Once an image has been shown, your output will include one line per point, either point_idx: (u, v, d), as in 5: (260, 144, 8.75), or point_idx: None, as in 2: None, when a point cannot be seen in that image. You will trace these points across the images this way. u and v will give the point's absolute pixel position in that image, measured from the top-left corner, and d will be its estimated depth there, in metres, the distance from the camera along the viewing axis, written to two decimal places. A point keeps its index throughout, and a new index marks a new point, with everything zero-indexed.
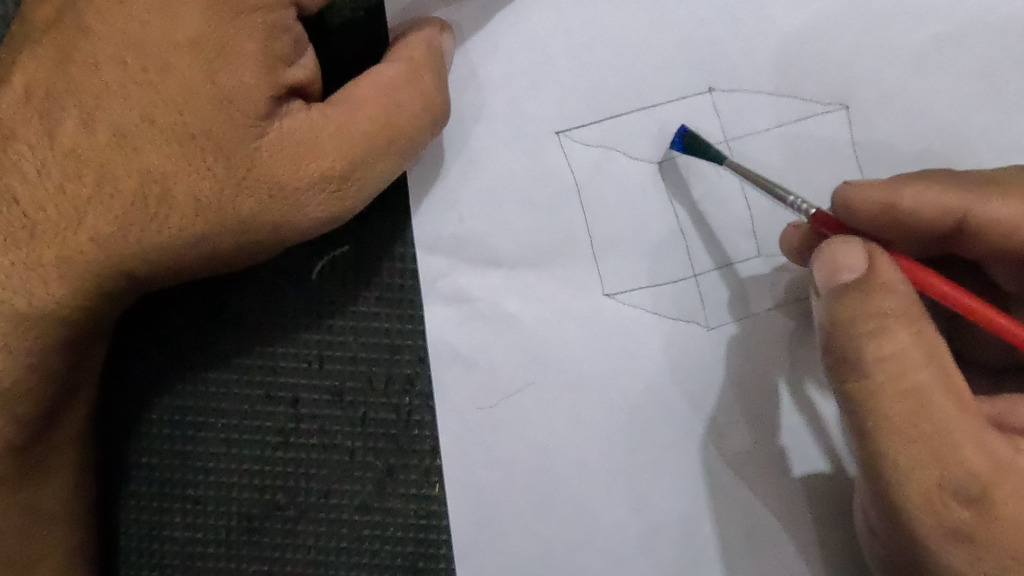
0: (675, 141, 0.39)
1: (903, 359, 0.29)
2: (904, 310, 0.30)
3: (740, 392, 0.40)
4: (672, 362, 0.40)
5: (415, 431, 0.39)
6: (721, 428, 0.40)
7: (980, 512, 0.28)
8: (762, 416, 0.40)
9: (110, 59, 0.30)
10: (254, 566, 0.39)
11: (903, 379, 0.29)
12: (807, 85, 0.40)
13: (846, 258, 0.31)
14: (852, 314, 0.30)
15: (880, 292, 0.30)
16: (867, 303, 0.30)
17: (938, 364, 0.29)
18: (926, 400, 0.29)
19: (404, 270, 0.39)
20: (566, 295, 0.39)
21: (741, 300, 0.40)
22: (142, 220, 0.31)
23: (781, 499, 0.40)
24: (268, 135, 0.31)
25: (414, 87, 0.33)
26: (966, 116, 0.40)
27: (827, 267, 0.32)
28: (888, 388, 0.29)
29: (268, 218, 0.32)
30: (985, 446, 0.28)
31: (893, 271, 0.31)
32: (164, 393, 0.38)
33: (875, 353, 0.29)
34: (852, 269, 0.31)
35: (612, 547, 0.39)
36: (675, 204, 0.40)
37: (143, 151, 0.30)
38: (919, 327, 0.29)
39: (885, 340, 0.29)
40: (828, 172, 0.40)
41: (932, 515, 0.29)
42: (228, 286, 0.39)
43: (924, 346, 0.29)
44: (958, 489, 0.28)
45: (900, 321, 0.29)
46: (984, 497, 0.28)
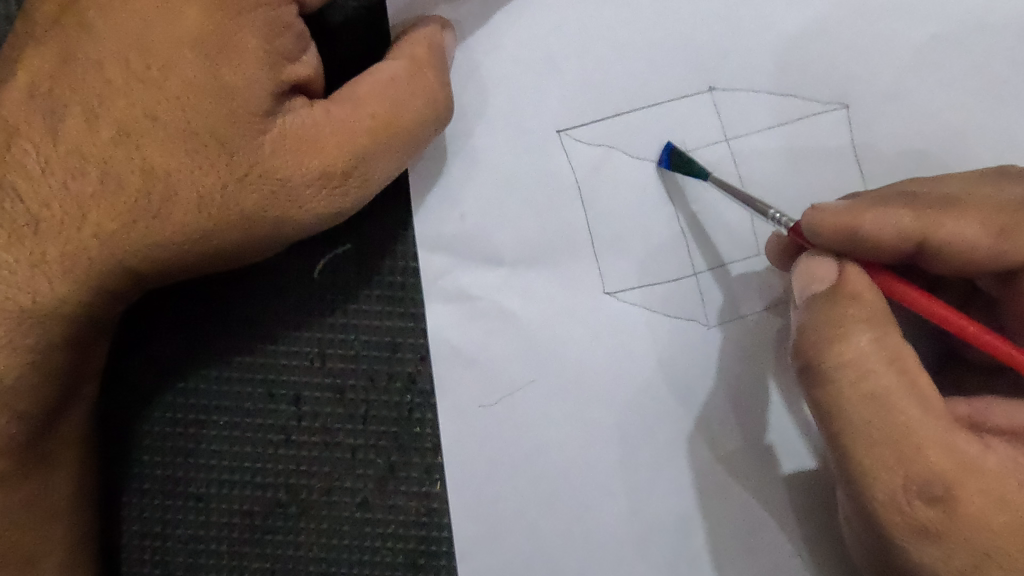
0: (663, 159, 0.39)
1: (862, 364, 0.30)
2: (866, 318, 0.31)
3: (730, 390, 0.40)
4: (671, 360, 0.40)
5: (416, 429, 0.39)
6: (715, 428, 0.40)
7: (945, 510, 0.29)
8: (752, 415, 0.40)
9: (114, 56, 0.30)
10: (256, 563, 0.39)
11: (866, 384, 0.30)
12: (805, 84, 0.40)
13: (818, 271, 0.33)
14: (819, 320, 0.31)
15: (847, 299, 0.31)
16: (833, 310, 0.31)
17: (899, 368, 0.30)
18: (890, 405, 0.29)
19: (405, 268, 0.39)
20: (563, 293, 0.40)
21: (732, 300, 0.40)
22: (145, 216, 0.31)
23: (770, 496, 0.40)
24: (272, 132, 0.31)
25: (416, 85, 0.34)
26: (963, 117, 0.40)
27: (803, 277, 0.34)
28: (852, 394, 0.30)
29: (271, 214, 0.32)
30: (948, 446, 0.29)
31: (862, 279, 0.32)
32: (167, 390, 0.39)
33: (836, 359, 0.30)
34: (823, 281, 0.33)
35: (604, 545, 0.39)
36: (673, 205, 0.40)
37: (147, 147, 0.31)
38: (880, 333, 0.31)
39: (844, 345, 0.30)
40: (827, 171, 0.40)
41: (898, 513, 0.29)
42: (230, 285, 0.39)
43: (884, 352, 0.30)
44: (922, 489, 0.29)
45: (861, 327, 0.31)
46: (948, 496, 0.29)
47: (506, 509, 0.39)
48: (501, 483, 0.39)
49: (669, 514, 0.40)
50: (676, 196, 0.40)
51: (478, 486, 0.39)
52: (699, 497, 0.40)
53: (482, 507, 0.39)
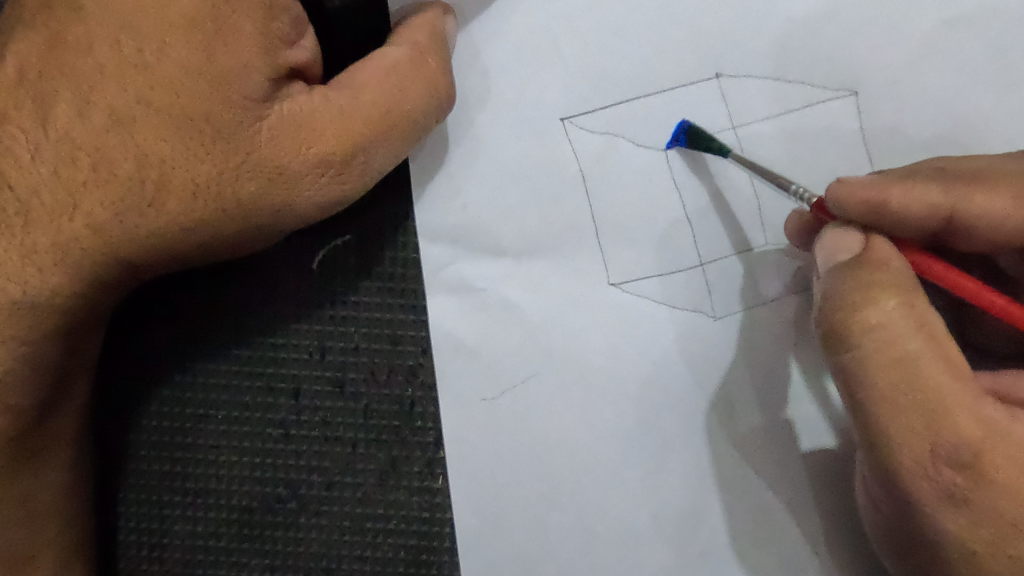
0: (680, 137, 0.39)
1: (890, 329, 0.30)
2: (894, 282, 0.30)
3: (748, 369, 0.40)
4: (685, 343, 0.39)
5: (417, 423, 0.39)
6: (733, 408, 0.39)
7: (973, 477, 0.28)
8: (769, 396, 0.40)
9: (105, 40, 0.29)
10: (256, 559, 0.38)
11: (895, 348, 0.29)
12: (814, 71, 0.39)
13: (844, 242, 0.33)
14: (844, 286, 0.31)
15: (873, 267, 0.31)
16: (859, 276, 0.31)
17: (928, 335, 0.29)
18: (918, 370, 0.29)
19: (406, 259, 0.39)
20: (568, 283, 0.39)
21: (753, 280, 0.40)
22: (138, 205, 0.30)
23: (787, 478, 0.39)
24: (268, 118, 0.31)
25: (419, 72, 0.33)
26: (974, 101, 0.39)
27: (828, 249, 0.33)
28: (879, 358, 0.29)
29: (268, 203, 0.31)
30: (980, 414, 0.28)
31: (889, 249, 0.32)
32: (164, 384, 0.38)
33: (861, 323, 0.30)
34: (850, 251, 0.32)
35: (621, 532, 0.39)
36: (700, 179, 0.39)
37: (140, 134, 0.30)
38: (908, 299, 0.30)
39: (870, 310, 0.30)
40: (835, 160, 0.40)
41: (925, 479, 0.29)
42: (227, 275, 0.38)
43: (913, 316, 0.30)
44: (950, 456, 0.28)
45: (890, 293, 0.30)
46: (976, 462, 0.28)
47: (515, 494, 0.39)
48: (512, 470, 0.39)
49: (687, 500, 0.39)
50: (694, 177, 0.39)
51: (491, 472, 0.38)
52: (717, 482, 0.39)
53: (498, 496, 0.38)
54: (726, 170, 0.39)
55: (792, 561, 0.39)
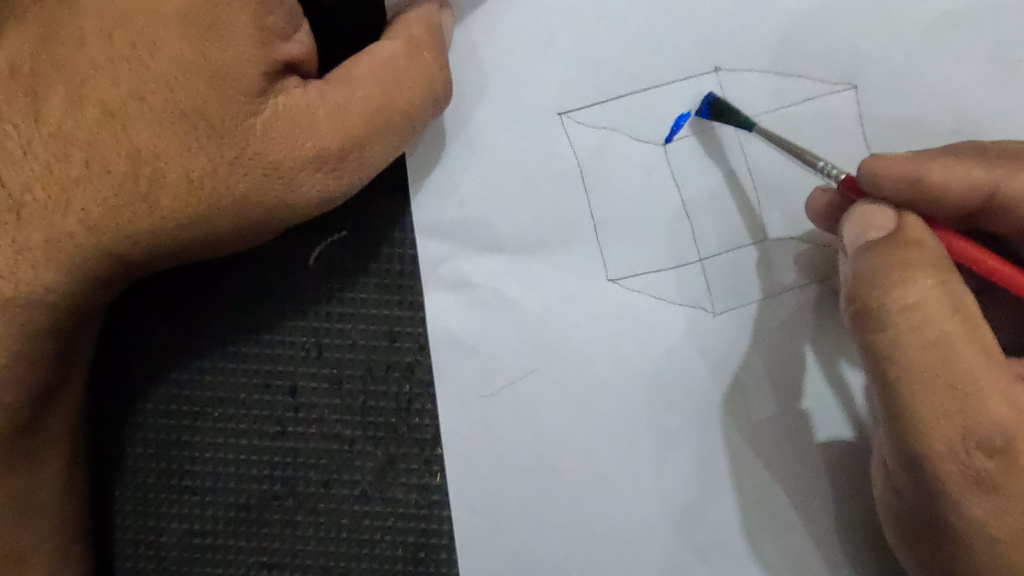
0: (703, 108, 0.38)
1: (926, 308, 0.29)
2: (930, 261, 0.30)
3: (762, 359, 0.39)
4: (697, 332, 0.39)
5: (415, 420, 0.38)
6: (747, 395, 0.39)
7: (1004, 462, 0.28)
8: (787, 382, 0.39)
9: (97, 34, 0.29)
10: (253, 557, 0.38)
11: (931, 329, 0.29)
12: (814, 64, 0.39)
13: (876, 219, 0.32)
14: (881, 263, 0.30)
15: (909, 246, 0.31)
16: (896, 255, 0.30)
17: (964, 316, 0.29)
18: (952, 352, 0.29)
19: (404, 255, 0.38)
20: (570, 279, 0.39)
21: (763, 269, 0.39)
22: (132, 201, 0.30)
23: (798, 471, 0.39)
24: (262, 113, 0.30)
25: (414, 66, 0.33)
26: (976, 94, 0.39)
27: (857, 225, 0.32)
28: (914, 339, 0.29)
29: (263, 199, 0.31)
30: (1011, 398, 0.28)
31: (923, 229, 0.31)
32: (160, 381, 0.38)
33: (898, 302, 0.30)
34: (881, 229, 0.32)
35: (632, 525, 0.39)
36: (711, 158, 0.39)
37: (132, 129, 0.30)
38: (945, 279, 0.30)
39: (907, 288, 0.30)
40: (836, 154, 0.39)
41: (955, 463, 0.29)
42: (223, 272, 0.38)
43: (949, 297, 0.29)
44: (983, 440, 0.28)
45: (927, 272, 0.30)
46: (1008, 448, 0.28)
47: (518, 488, 0.38)
48: (515, 464, 0.38)
49: (693, 495, 0.39)
50: (697, 170, 0.39)
51: (496, 464, 0.38)
52: (731, 474, 0.39)
53: (500, 493, 0.38)
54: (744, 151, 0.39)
55: (799, 556, 0.39)
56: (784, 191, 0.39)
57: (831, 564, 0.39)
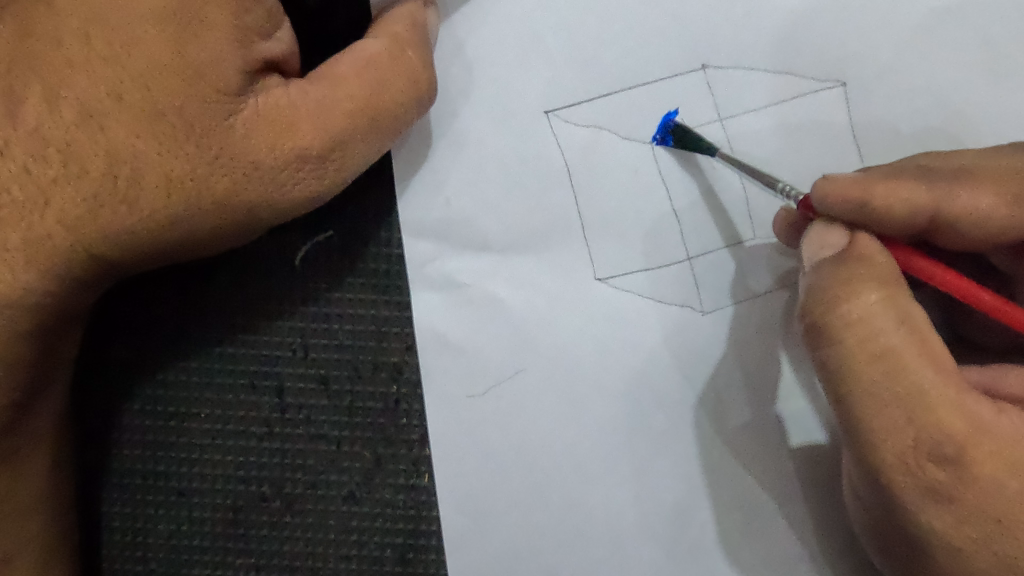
0: (663, 137, 0.38)
1: (870, 323, 0.29)
2: (877, 276, 0.30)
3: (738, 367, 0.39)
4: (671, 343, 0.39)
5: (403, 420, 0.38)
6: (722, 407, 0.39)
7: (959, 475, 0.28)
8: (758, 390, 0.39)
9: (75, 33, 0.29)
10: (241, 559, 0.38)
11: (876, 342, 0.29)
12: (803, 62, 0.39)
13: (830, 239, 0.32)
14: (827, 281, 0.31)
15: (856, 262, 0.31)
16: (842, 271, 0.31)
17: (910, 329, 0.29)
18: (898, 365, 0.29)
19: (390, 255, 0.38)
20: (556, 279, 0.38)
21: (740, 276, 0.39)
22: (111, 201, 0.30)
23: (780, 474, 0.39)
24: (243, 112, 0.30)
25: (398, 64, 0.33)
26: (966, 92, 0.39)
27: (813, 245, 0.32)
28: (860, 353, 0.29)
29: (244, 198, 0.31)
30: (964, 408, 0.28)
31: (873, 245, 0.31)
32: (146, 382, 0.38)
33: (842, 318, 0.30)
34: (835, 247, 0.32)
35: (618, 528, 0.38)
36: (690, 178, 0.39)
37: (110, 129, 0.29)
38: (891, 293, 0.30)
39: (849, 304, 0.30)
40: (825, 152, 0.39)
41: (907, 475, 0.29)
42: (209, 272, 0.38)
43: (894, 312, 0.29)
44: (934, 451, 0.28)
45: (872, 287, 0.30)
46: (961, 458, 0.28)
47: (503, 490, 0.38)
48: (501, 465, 0.38)
49: (685, 495, 0.39)
50: (686, 168, 0.39)
51: (479, 467, 0.38)
52: (717, 477, 0.39)
53: (485, 494, 0.38)
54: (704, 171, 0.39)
55: (782, 558, 0.39)
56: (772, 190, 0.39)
57: (814, 566, 0.39)
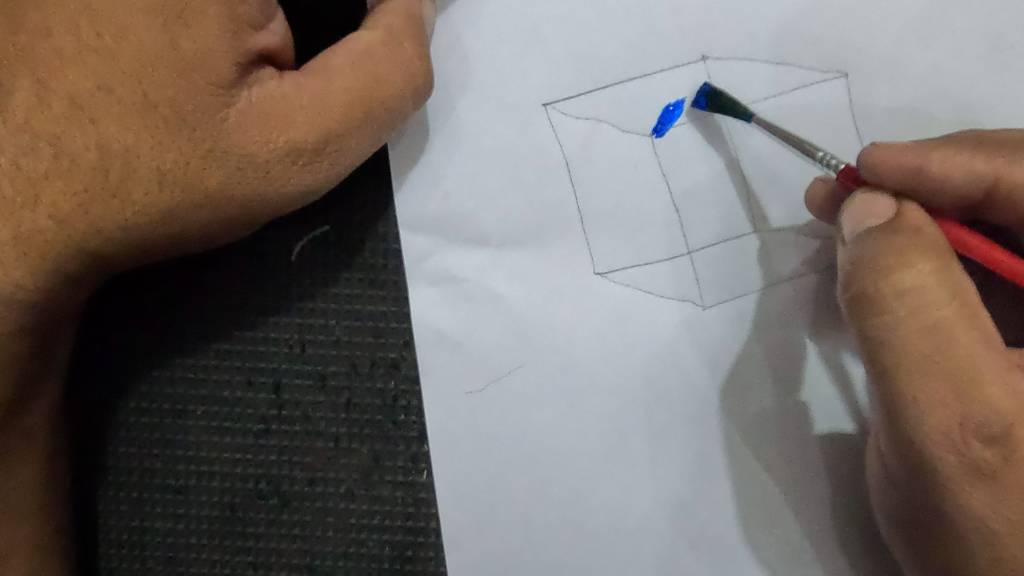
0: (698, 99, 0.38)
1: (925, 294, 0.29)
2: (929, 246, 0.30)
3: (763, 349, 0.39)
4: (693, 328, 0.39)
5: (400, 417, 0.38)
6: (743, 390, 0.39)
7: (1003, 452, 0.28)
8: (786, 370, 0.39)
9: (63, 25, 0.28)
10: (238, 557, 0.37)
11: (928, 314, 0.29)
12: (804, 53, 0.38)
13: (875, 207, 0.31)
14: (879, 250, 0.30)
15: (907, 232, 0.30)
16: (893, 241, 0.30)
17: (962, 302, 0.29)
18: (950, 338, 0.28)
19: (388, 249, 0.38)
20: (557, 273, 0.38)
21: (765, 259, 0.39)
22: (103, 196, 0.30)
23: (787, 469, 0.39)
24: (236, 104, 0.30)
25: (394, 56, 0.32)
26: (971, 81, 0.38)
27: (855, 216, 0.32)
28: (910, 325, 0.29)
29: (238, 192, 0.31)
30: (1012, 386, 0.28)
31: (923, 217, 0.31)
32: (141, 379, 0.37)
33: (895, 289, 0.29)
34: (881, 215, 0.31)
35: (625, 522, 0.38)
36: (717, 150, 0.39)
37: (101, 122, 0.29)
38: (944, 265, 0.29)
39: (904, 274, 0.29)
40: (828, 144, 0.39)
41: (953, 453, 0.28)
42: (204, 268, 0.37)
43: (947, 283, 0.29)
44: (981, 429, 0.28)
45: (925, 258, 0.29)
46: (1007, 437, 0.28)
47: (506, 485, 0.38)
48: (503, 461, 0.38)
49: (687, 492, 0.38)
50: (687, 160, 0.38)
51: (481, 463, 0.38)
52: (724, 470, 0.38)
53: (485, 490, 0.38)
54: (705, 164, 0.38)
55: (790, 553, 0.38)
56: (774, 182, 0.39)
57: (822, 561, 0.38)
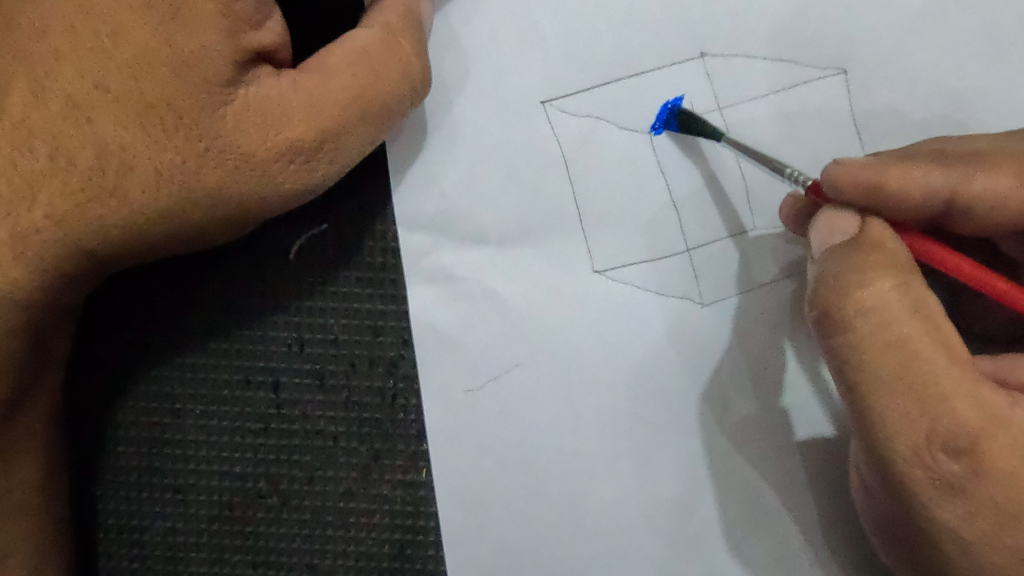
0: (669, 121, 0.38)
1: (886, 311, 0.29)
2: (891, 262, 0.30)
3: (743, 356, 0.39)
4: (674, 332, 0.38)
5: (400, 415, 0.38)
6: (725, 399, 0.39)
7: (972, 466, 0.28)
8: (763, 377, 0.39)
9: (60, 23, 0.28)
10: (239, 556, 0.37)
11: (891, 330, 0.29)
12: (803, 50, 0.38)
13: (838, 224, 0.32)
14: (840, 268, 0.30)
15: (869, 249, 0.30)
16: (855, 259, 0.30)
17: (924, 317, 0.29)
18: (913, 354, 0.28)
19: (386, 248, 0.38)
20: (554, 272, 0.38)
21: (745, 264, 0.39)
22: (100, 194, 0.30)
23: (783, 467, 0.39)
24: (234, 103, 0.30)
25: (391, 54, 0.32)
26: (969, 79, 0.38)
27: (823, 230, 0.32)
28: (873, 341, 0.29)
29: (236, 191, 0.30)
30: (980, 399, 0.28)
31: (885, 233, 0.31)
32: (141, 378, 0.37)
33: (856, 307, 0.29)
34: (844, 233, 0.32)
35: (621, 521, 0.38)
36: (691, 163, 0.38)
37: (99, 121, 0.29)
38: (905, 281, 0.29)
39: (865, 291, 0.29)
40: (826, 142, 0.39)
41: (921, 467, 0.28)
42: (203, 267, 0.37)
43: (909, 299, 0.29)
44: (948, 443, 0.28)
45: (886, 274, 0.29)
46: (975, 450, 0.28)
47: (503, 485, 0.38)
48: (500, 460, 0.38)
49: (684, 490, 0.38)
50: (685, 157, 0.38)
51: (477, 462, 0.38)
52: (720, 469, 0.38)
53: (484, 489, 0.38)
54: (703, 161, 0.38)
55: (785, 552, 0.38)
56: (772, 181, 0.39)
57: (817, 560, 0.38)
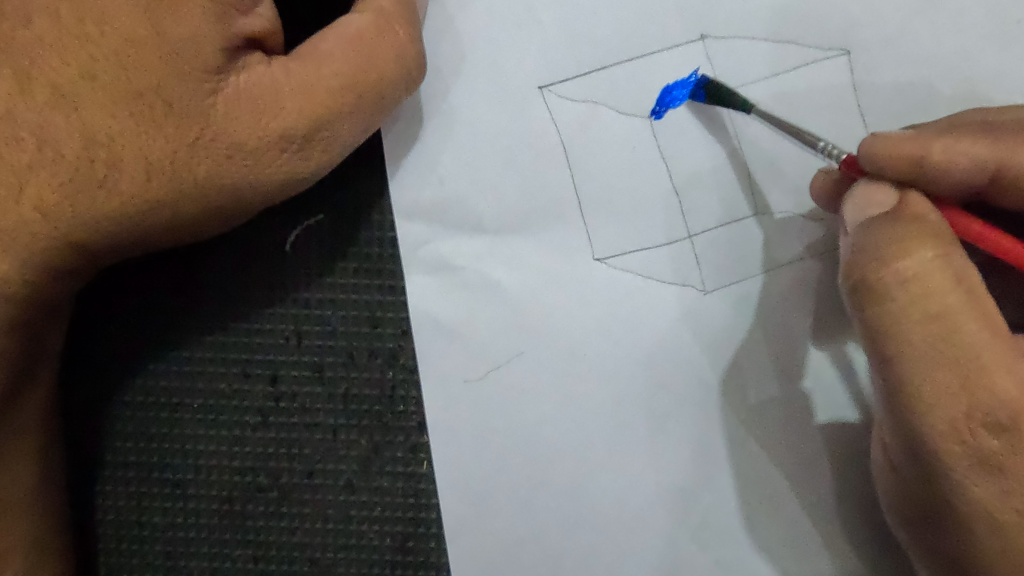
0: (698, 93, 0.37)
1: (927, 282, 0.29)
2: (933, 233, 0.29)
3: (760, 333, 0.38)
4: (683, 318, 0.38)
5: (399, 407, 0.37)
6: (737, 379, 0.38)
7: (1011, 442, 0.27)
8: (785, 356, 0.38)
9: (44, 11, 0.28)
10: (239, 550, 0.37)
11: (932, 301, 0.28)
12: (805, 30, 0.37)
13: (876, 198, 0.31)
14: (881, 238, 0.30)
15: (909, 220, 0.30)
16: (895, 229, 0.30)
17: (967, 289, 0.28)
18: (953, 326, 0.28)
19: (383, 239, 0.37)
20: (555, 261, 0.37)
21: (755, 248, 0.38)
22: (88, 186, 0.29)
23: (788, 453, 0.38)
24: (224, 91, 0.29)
25: (385, 39, 0.31)
26: (975, 57, 0.38)
27: (857, 205, 0.32)
28: (914, 312, 0.29)
29: (227, 181, 0.30)
30: (1020, 374, 0.27)
31: (927, 206, 0.30)
32: (136, 373, 0.37)
33: (898, 276, 0.29)
34: (882, 206, 0.31)
35: (626, 511, 0.38)
36: (718, 135, 0.38)
37: (86, 111, 0.28)
38: (947, 253, 0.29)
39: (906, 262, 0.29)
40: (830, 125, 0.38)
41: (959, 443, 0.28)
42: (195, 260, 0.37)
43: (950, 270, 0.29)
44: (988, 419, 0.28)
45: (928, 245, 0.29)
46: (1016, 426, 0.27)
47: (505, 476, 0.37)
48: (501, 452, 0.37)
49: (689, 481, 0.38)
50: (687, 143, 0.38)
51: (480, 453, 0.37)
52: (725, 456, 0.38)
53: (485, 481, 0.37)
54: (705, 146, 0.38)
55: (792, 537, 0.38)
56: (774, 165, 0.38)
57: (824, 545, 0.38)
